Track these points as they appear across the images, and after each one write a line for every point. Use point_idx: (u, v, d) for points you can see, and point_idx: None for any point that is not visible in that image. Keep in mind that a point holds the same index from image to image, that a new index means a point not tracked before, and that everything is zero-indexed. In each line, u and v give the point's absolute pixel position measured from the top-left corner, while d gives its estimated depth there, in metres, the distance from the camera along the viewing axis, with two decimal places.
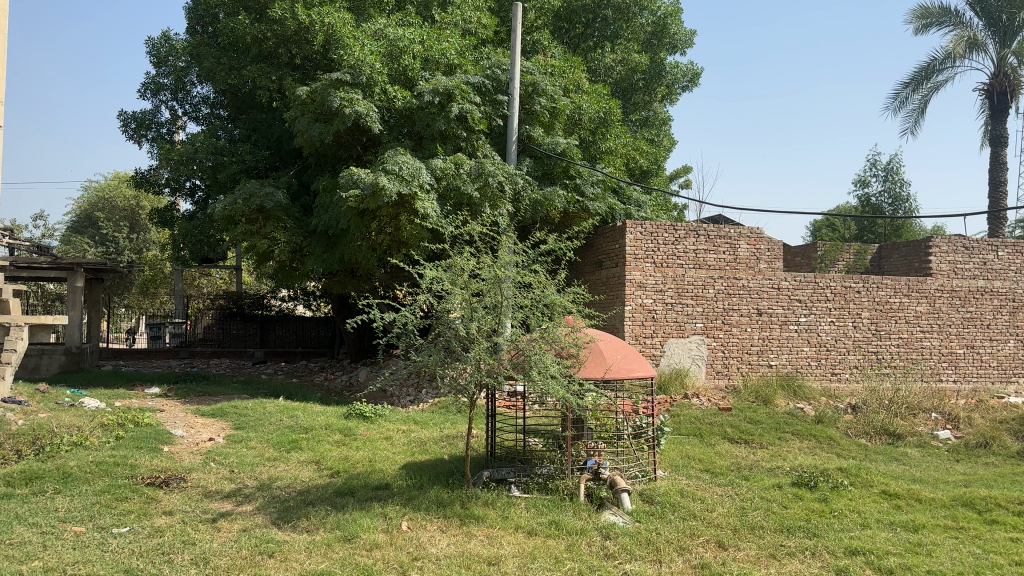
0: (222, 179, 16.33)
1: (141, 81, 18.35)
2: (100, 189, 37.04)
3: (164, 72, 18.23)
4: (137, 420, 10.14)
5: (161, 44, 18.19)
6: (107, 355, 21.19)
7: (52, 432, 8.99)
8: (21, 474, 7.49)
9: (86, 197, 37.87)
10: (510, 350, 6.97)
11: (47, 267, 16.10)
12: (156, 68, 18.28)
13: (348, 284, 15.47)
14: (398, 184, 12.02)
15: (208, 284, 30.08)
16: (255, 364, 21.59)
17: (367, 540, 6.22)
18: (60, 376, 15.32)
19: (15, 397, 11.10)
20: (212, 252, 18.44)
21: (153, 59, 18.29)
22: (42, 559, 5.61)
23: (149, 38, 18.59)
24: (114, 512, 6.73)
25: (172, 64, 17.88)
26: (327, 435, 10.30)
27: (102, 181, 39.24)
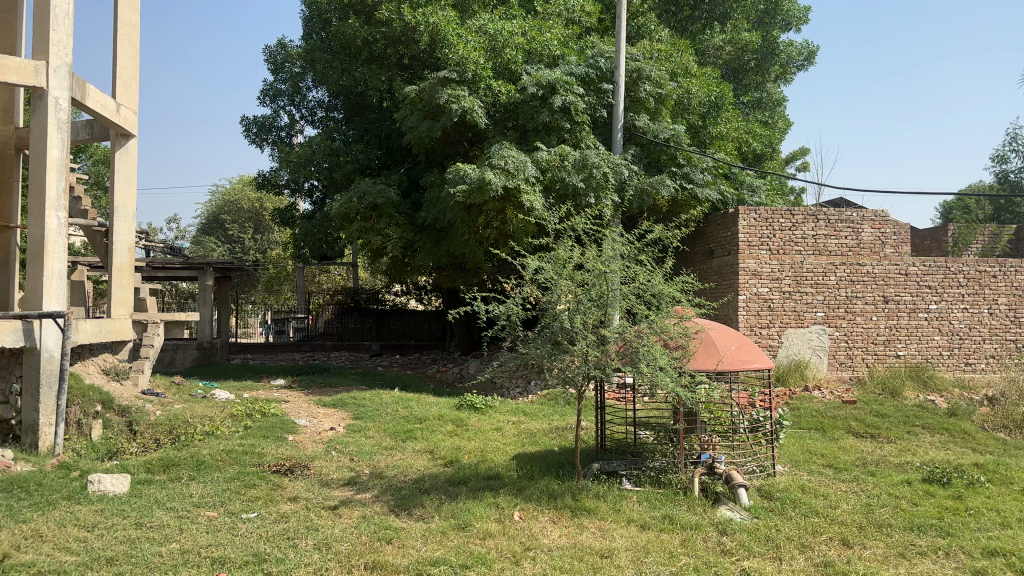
0: (337, 178, 16.93)
1: (261, 88, 19.30)
2: (228, 192, 39.32)
3: (281, 78, 19.16)
4: (264, 410, 10.67)
5: (278, 52, 19.16)
6: (235, 348, 22.44)
7: (187, 421, 9.54)
8: (159, 461, 8.02)
9: (215, 201, 40.16)
10: (618, 341, 6.83)
11: (181, 266, 17.08)
12: (274, 75, 19.21)
13: (457, 278, 15.72)
14: (504, 177, 12.07)
15: (326, 280, 31.30)
16: (371, 357, 22.32)
17: (481, 529, 6.30)
18: (193, 370, 16.24)
19: (154, 389, 11.82)
20: (330, 250, 19.13)
21: (272, 67, 19.21)
22: (179, 542, 6.01)
23: (266, 46, 19.55)
24: (243, 498, 7.11)
25: (289, 70, 18.74)
26: (440, 425, 10.50)
27: (227, 185, 41.53)
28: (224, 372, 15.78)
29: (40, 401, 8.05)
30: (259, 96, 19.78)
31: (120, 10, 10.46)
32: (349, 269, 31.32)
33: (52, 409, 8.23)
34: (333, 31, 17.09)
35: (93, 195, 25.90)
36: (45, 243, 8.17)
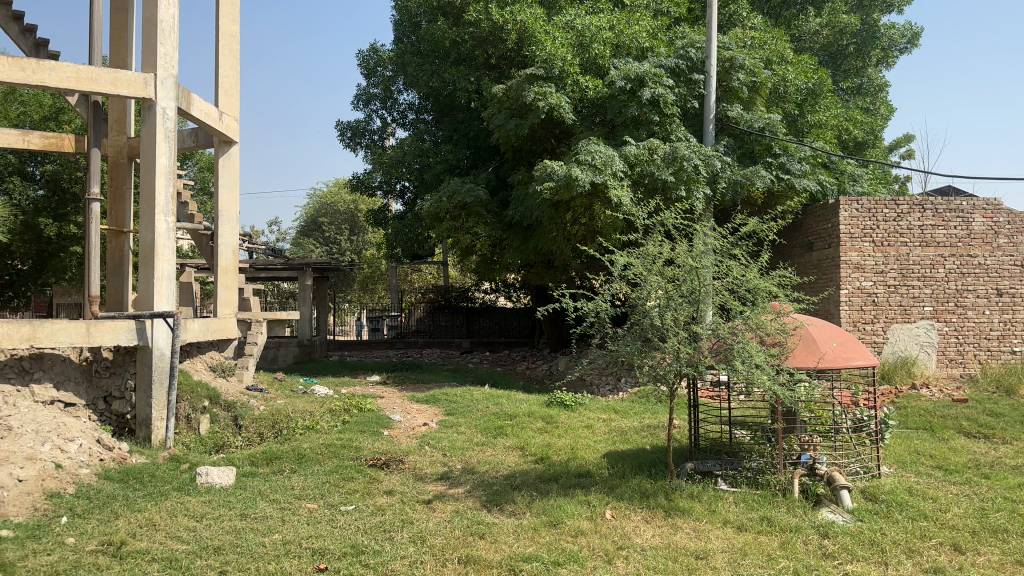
0: (428, 178, 17.24)
1: (354, 93, 19.83)
2: (324, 195, 40.64)
3: (373, 82, 19.65)
4: (361, 406, 10.98)
5: (370, 57, 19.65)
6: (334, 345, 23.24)
7: (288, 416, 9.90)
8: (263, 454, 8.36)
9: (313, 204, 41.56)
10: (711, 338, 6.71)
11: (280, 267, 17.75)
12: (367, 80, 19.72)
13: (546, 275, 15.74)
14: (592, 173, 12.02)
15: (419, 278, 31.94)
16: (463, 354, 22.63)
17: (573, 527, 6.30)
18: (295, 366, 16.93)
19: (258, 384, 12.33)
20: (422, 249, 19.49)
21: (365, 72, 19.77)
22: (281, 532, 6.26)
23: (359, 51, 20.12)
24: (341, 491, 7.33)
25: (381, 74, 19.20)
26: (531, 422, 10.54)
27: (324, 188, 42.91)
28: (323, 368, 16.35)
29: (152, 396, 8.52)
30: (352, 101, 20.36)
31: (221, 22, 10.94)
32: (440, 267, 31.85)
33: (164, 404, 8.68)
34: (422, 34, 17.39)
35: (200, 201, 27.22)
36: (156, 246, 8.62)
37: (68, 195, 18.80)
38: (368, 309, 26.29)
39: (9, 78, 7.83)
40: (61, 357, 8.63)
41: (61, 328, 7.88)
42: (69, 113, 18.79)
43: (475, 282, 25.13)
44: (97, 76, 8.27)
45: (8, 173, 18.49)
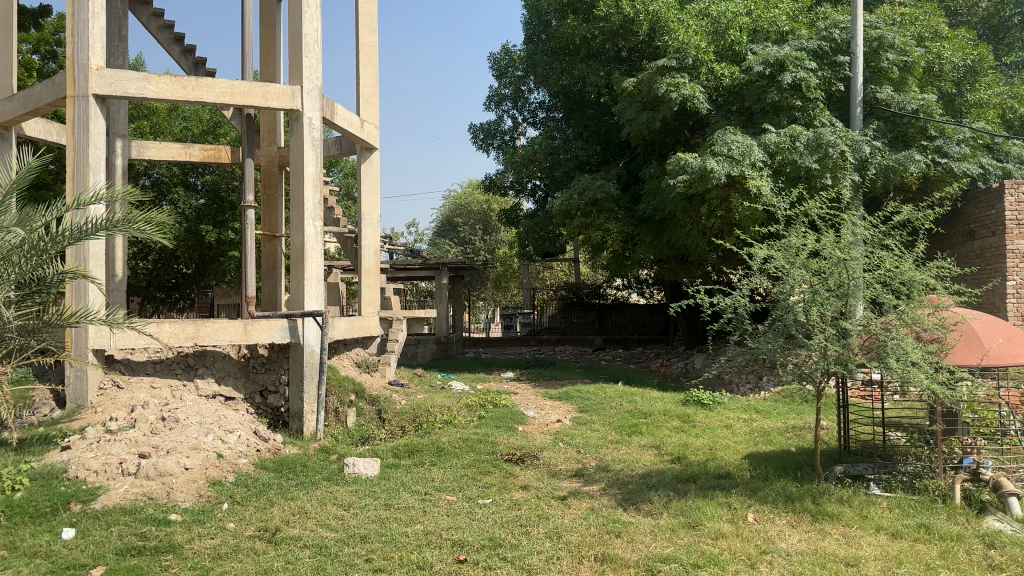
0: (559, 176, 17.32)
1: (486, 95, 20.21)
2: (459, 196, 41.69)
3: (505, 83, 19.94)
4: (497, 402, 11.18)
5: (501, 58, 19.95)
6: (470, 342, 23.80)
7: (427, 411, 10.21)
8: (405, 447, 8.68)
9: (448, 205, 42.73)
10: (862, 334, 6.36)
11: (418, 267, 18.33)
12: (498, 81, 20.04)
13: (681, 271, 15.42)
14: (729, 165, 11.68)
15: (551, 276, 32.14)
16: (596, 351, 22.54)
17: (713, 529, 6.15)
18: (432, 363, 17.54)
19: (399, 380, 12.80)
20: (553, 247, 19.60)
21: (496, 73, 20.02)
22: (423, 523, 6.47)
23: (491, 53, 20.44)
24: (479, 484, 7.50)
25: (512, 75, 19.47)
26: (667, 420, 10.37)
27: (458, 189, 44.02)
28: (460, 365, 16.79)
29: (304, 390, 9.03)
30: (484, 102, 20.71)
31: (361, 32, 11.41)
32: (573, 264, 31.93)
33: (315, 397, 9.17)
34: (552, 32, 17.48)
35: (342, 205, 28.59)
36: (305, 249, 9.11)
37: (226, 203, 20.22)
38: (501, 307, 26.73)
39: (172, 96, 8.49)
40: (222, 354, 9.46)
41: (221, 327, 8.59)
42: (225, 126, 20.22)
43: (606, 277, 24.89)
44: (249, 90, 8.84)
45: (174, 184, 20.11)
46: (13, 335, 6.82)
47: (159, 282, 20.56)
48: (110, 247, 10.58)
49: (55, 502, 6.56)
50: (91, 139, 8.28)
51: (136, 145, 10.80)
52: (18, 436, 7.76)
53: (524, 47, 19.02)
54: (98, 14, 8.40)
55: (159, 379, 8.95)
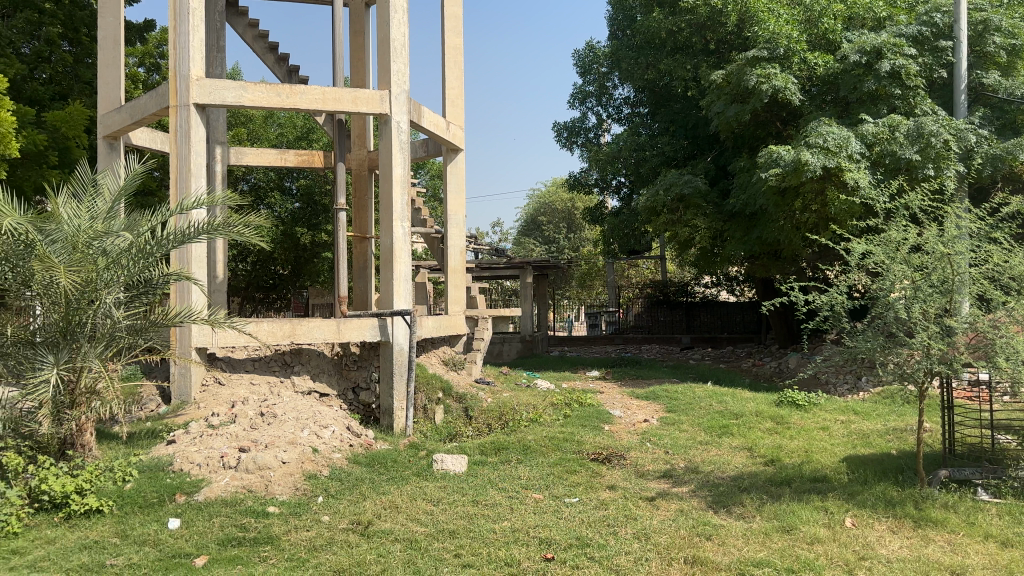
0: (645, 172, 17.11)
1: (571, 92, 20.17)
2: (544, 195, 41.79)
3: (589, 80, 19.86)
4: (582, 400, 11.14)
5: (586, 54, 19.88)
6: (555, 341, 23.80)
7: (513, 408, 10.25)
8: (491, 444, 8.74)
9: (532, 204, 42.91)
10: (968, 331, 6.03)
11: (503, 266, 18.45)
12: (583, 78, 19.98)
13: (772, 267, 14.99)
14: (824, 157, 11.30)
15: (637, 274, 31.83)
16: (683, 350, 22.15)
17: (809, 533, 5.94)
18: (518, 361, 17.60)
19: (485, 378, 12.91)
20: (639, 244, 19.39)
21: (581, 70, 20.05)
22: (510, 520, 6.50)
23: (575, 50, 20.42)
24: (565, 483, 7.48)
25: (596, 71, 19.39)
26: (759, 422, 10.11)
27: (543, 189, 44.13)
28: (545, 363, 16.78)
29: (393, 386, 9.20)
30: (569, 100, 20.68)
31: (446, 35, 11.52)
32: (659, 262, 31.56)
33: (404, 394, 9.32)
34: (637, 27, 17.30)
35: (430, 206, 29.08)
36: (393, 250, 9.27)
37: (319, 207, 20.84)
38: (585, 305, 26.64)
39: (267, 103, 8.78)
40: (316, 351, 9.73)
41: (315, 325, 8.90)
42: (317, 132, 20.86)
43: (695, 275, 24.48)
44: (340, 96, 9.07)
45: (270, 189, 20.88)
46: (122, 334, 7.22)
47: (257, 283, 21.39)
48: (211, 250, 11.05)
49: (162, 493, 6.91)
50: (192, 147, 8.67)
51: (235, 152, 11.28)
52: (128, 430, 8.23)
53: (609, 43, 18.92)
54: (198, 27, 8.77)
55: (258, 376, 9.35)
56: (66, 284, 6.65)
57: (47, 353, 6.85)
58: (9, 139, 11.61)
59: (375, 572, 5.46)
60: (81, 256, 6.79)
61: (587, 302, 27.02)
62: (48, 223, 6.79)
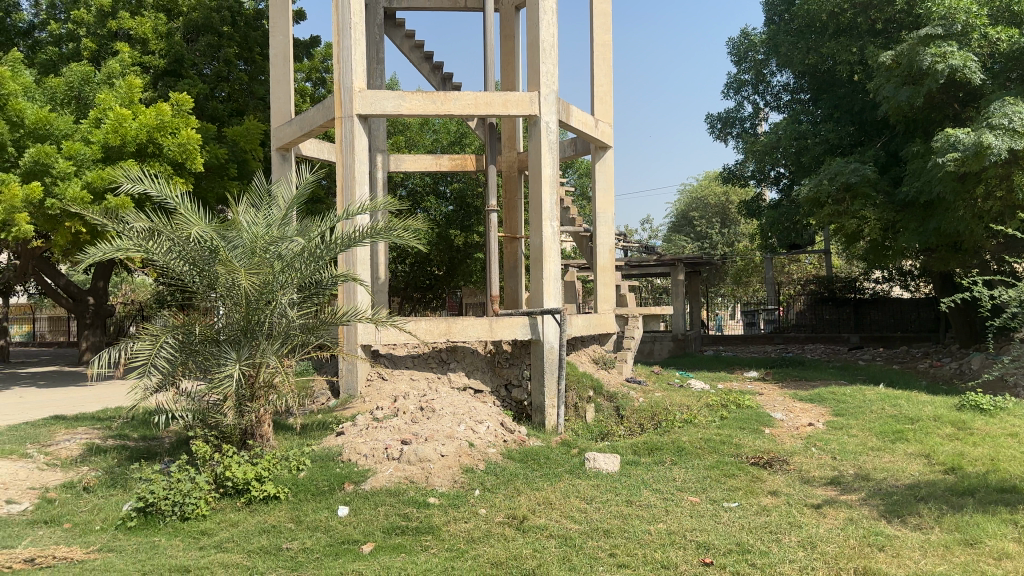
0: (807, 162, 16.36)
1: (725, 82, 19.69)
2: (695, 190, 40.87)
3: (745, 68, 19.34)
4: (740, 402, 10.80)
5: (741, 42, 19.37)
6: (710, 340, 23.24)
7: (667, 409, 10.07)
8: (645, 444, 8.64)
9: (684, 199, 42.07)
10: None
11: (654, 264, 18.24)
12: (737, 66, 19.49)
13: (950, 260, 13.93)
14: (1010, 139, 10.41)
15: (799, 270, 30.46)
16: (850, 349, 20.97)
17: (996, 548, 5.47)
18: (671, 360, 17.27)
19: (638, 377, 12.78)
20: (801, 237, 18.63)
21: (735, 58, 19.59)
22: (666, 522, 6.39)
23: (729, 38, 19.97)
24: (724, 487, 7.28)
25: (752, 59, 18.90)
26: (938, 427, 9.40)
27: (695, 183, 43.14)
28: (699, 363, 16.37)
29: (545, 384, 9.31)
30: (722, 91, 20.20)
31: (595, 33, 11.48)
32: (822, 256, 30.04)
33: (556, 392, 9.40)
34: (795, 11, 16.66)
35: (580, 204, 29.19)
36: (543, 249, 9.37)
37: (471, 209, 21.43)
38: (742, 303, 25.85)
39: (423, 111, 9.13)
40: (470, 350, 10.05)
41: (470, 324, 9.24)
42: (469, 136, 21.44)
43: (864, 270, 23.16)
44: (491, 100, 9.29)
45: (426, 193, 21.67)
46: (296, 333, 7.71)
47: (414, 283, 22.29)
48: (373, 253, 11.63)
49: (332, 482, 7.33)
50: (356, 156, 9.16)
51: (393, 159, 11.80)
52: (301, 422, 8.83)
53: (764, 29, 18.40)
54: (359, 41, 9.23)
55: (417, 372, 9.74)
56: (246, 285, 7.17)
57: (230, 349, 7.42)
58: (196, 155, 12.78)
59: (532, 567, 5.52)
60: (259, 260, 7.30)
61: (741, 299, 26.20)
62: (230, 231, 7.37)
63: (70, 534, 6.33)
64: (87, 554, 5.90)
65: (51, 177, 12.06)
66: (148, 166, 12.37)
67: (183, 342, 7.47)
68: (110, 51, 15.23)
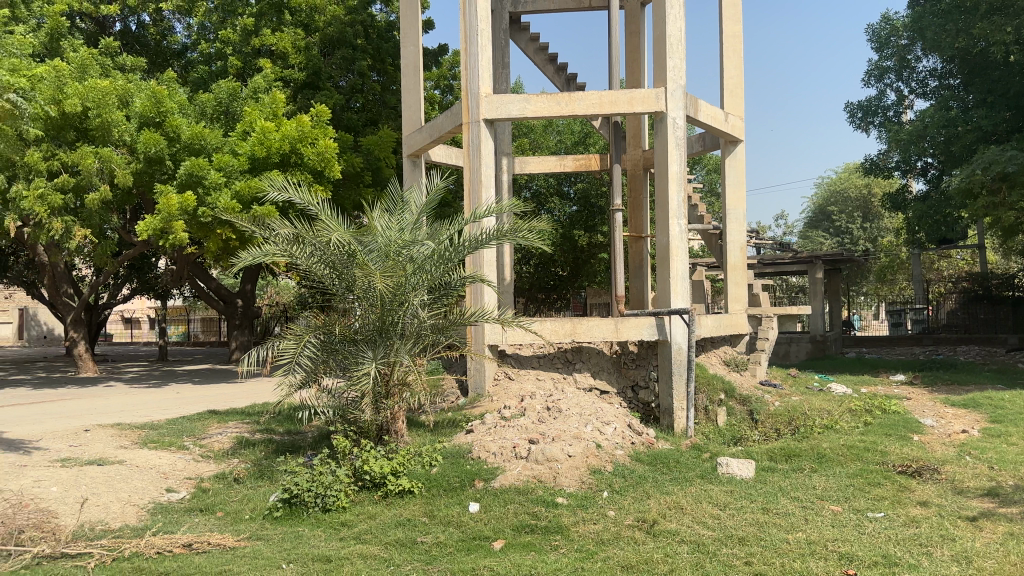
0: (957, 151, 15.41)
1: (865, 71, 19.02)
2: (834, 184, 39.18)
3: (887, 54, 18.72)
4: (884, 407, 10.24)
5: (882, 28, 18.83)
6: (851, 341, 22.30)
7: (805, 414, 9.66)
8: (781, 450, 8.34)
9: (821, 194, 40.40)
10: None
11: (789, 262, 17.67)
12: (879, 54, 18.86)
13: None
14: None
15: (950, 267, 28.58)
16: (1010, 351, 19.57)
17: None
18: (809, 362, 16.62)
19: (772, 380, 12.34)
20: (952, 231, 17.57)
21: (877, 46, 19.02)
22: (805, 532, 6.14)
23: (869, 25, 19.46)
24: (868, 496, 6.92)
25: (896, 45, 18.39)
26: None
27: (833, 176, 41.31)
28: (840, 366, 15.63)
29: (673, 386, 9.15)
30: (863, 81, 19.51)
31: (724, 26, 11.23)
32: (976, 251, 28.04)
33: (684, 394, 9.22)
34: None
35: (708, 202, 28.56)
36: (670, 248, 9.22)
37: (596, 208, 21.42)
38: (888, 303, 24.66)
39: (548, 112, 9.20)
40: (596, 350, 10.03)
41: (596, 324, 9.20)
42: (594, 136, 21.42)
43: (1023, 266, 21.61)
44: (617, 99, 9.18)
45: (550, 194, 21.80)
46: (427, 332, 7.93)
47: (539, 284, 22.48)
48: (500, 254, 11.83)
49: (463, 478, 7.49)
50: (483, 160, 9.31)
51: (519, 161, 11.94)
52: (433, 419, 9.09)
53: (908, 13, 17.76)
54: (486, 45, 9.36)
55: (544, 372, 9.82)
56: (381, 288, 7.45)
57: (367, 349, 7.73)
58: (334, 164, 13.32)
59: (665, 571, 5.44)
60: (394, 262, 7.60)
61: (886, 300, 24.92)
62: (366, 235, 7.67)
63: (223, 522, 6.76)
64: (237, 542, 6.27)
65: (204, 187, 13.01)
66: (290, 176, 13.06)
67: (324, 342, 7.83)
68: (254, 68, 16.22)
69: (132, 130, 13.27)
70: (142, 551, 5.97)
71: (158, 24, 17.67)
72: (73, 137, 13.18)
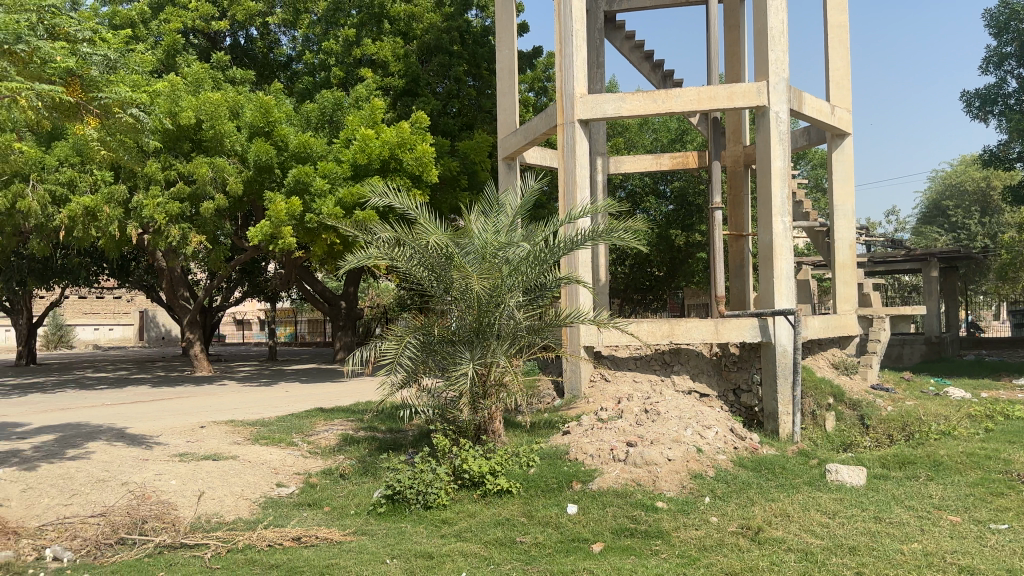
0: None
1: (983, 58, 18.04)
2: (950, 177, 37.29)
3: (1007, 40, 17.73)
4: (1008, 413, 9.63)
5: (1000, 13, 17.88)
6: (969, 343, 21.13)
7: (920, 419, 9.18)
8: (894, 457, 7.96)
9: (936, 189, 38.54)
10: None
11: (900, 259, 16.93)
12: (998, 39, 17.87)
13: None
14: None
15: None
16: None
17: None
18: (923, 365, 15.86)
19: (883, 383, 11.80)
20: None
21: (995, 31, 18.03)
22: (921, 543, 5.84)
23: (986, 10, 18.47)
24: (991, 507, 6.52)
25: (1016, 29, 17.44)
26: None
27: (948, 169, 39.28)
28: (958, 369, 14.82)
29: (778, 390, 8.89)
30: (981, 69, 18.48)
31: (829, 15, 10.86)
32: None
33: (790, 398, 8.94)
34: None
35: (811, 198, 27.61)
36: (773, 247, 8.95)
37: (694, 207, 21.07)
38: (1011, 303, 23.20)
39: (645, 111, 9.09)
40: (695, 351, 9.83)
41: (695, 325, 9.03)
42: (691, 133, 21.08)
43: None
44: (716, 94, 9.02)
45: (646, 193, 21.61)
46: (523, 334, 7.95)
47: (635, 284, 22.29)
48: (595, 255, 11.78)
49: (561, 480, 7.46)
50: (578, 161, 9.29)
51: (614, 161, 11.86)
52: (530, 420, 9.12)
53: None
54: (580, 46, 9.35)
55: (641, 374, 9.71)
56: (478, 290, 7.52)
57: (464, 349, 7.83)
58: (431, 168, 13.52)
59: None
60: (490, 265, 7.66)
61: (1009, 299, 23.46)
62: (464, 238, 7.78)
63: (330, 516, 6.97)
64: (343, 536, 6.44)
65: (311, 193, 13.48)
66: (390, 181, 13.37)
67: (424, 342, 7.96)
68: (355, 77, 16.70)
69: (243, 139, 13.89)
70: (254, 543, 6.20)
71: (265, 37, 18.23)
72: (188, 148, 13.97)
